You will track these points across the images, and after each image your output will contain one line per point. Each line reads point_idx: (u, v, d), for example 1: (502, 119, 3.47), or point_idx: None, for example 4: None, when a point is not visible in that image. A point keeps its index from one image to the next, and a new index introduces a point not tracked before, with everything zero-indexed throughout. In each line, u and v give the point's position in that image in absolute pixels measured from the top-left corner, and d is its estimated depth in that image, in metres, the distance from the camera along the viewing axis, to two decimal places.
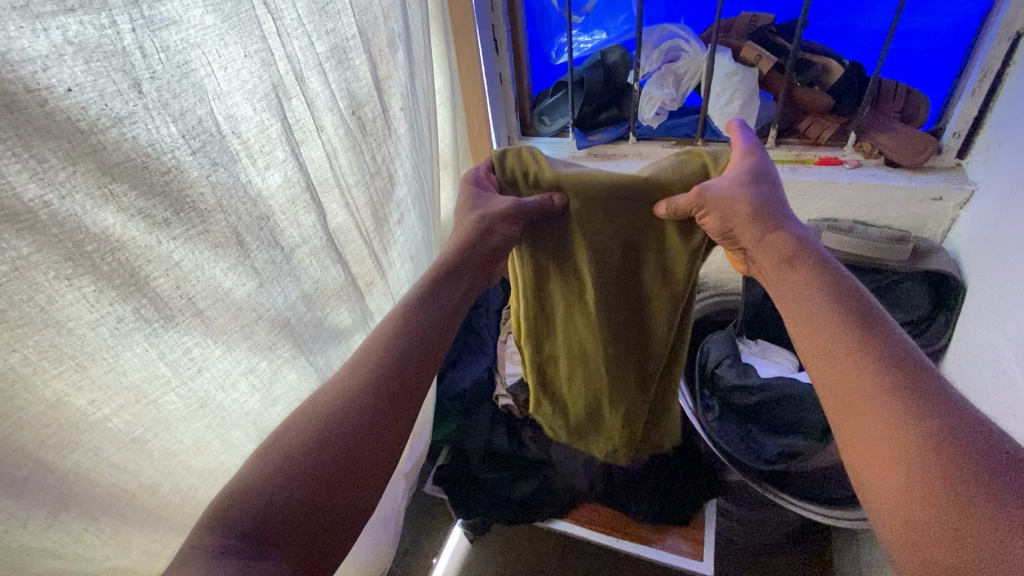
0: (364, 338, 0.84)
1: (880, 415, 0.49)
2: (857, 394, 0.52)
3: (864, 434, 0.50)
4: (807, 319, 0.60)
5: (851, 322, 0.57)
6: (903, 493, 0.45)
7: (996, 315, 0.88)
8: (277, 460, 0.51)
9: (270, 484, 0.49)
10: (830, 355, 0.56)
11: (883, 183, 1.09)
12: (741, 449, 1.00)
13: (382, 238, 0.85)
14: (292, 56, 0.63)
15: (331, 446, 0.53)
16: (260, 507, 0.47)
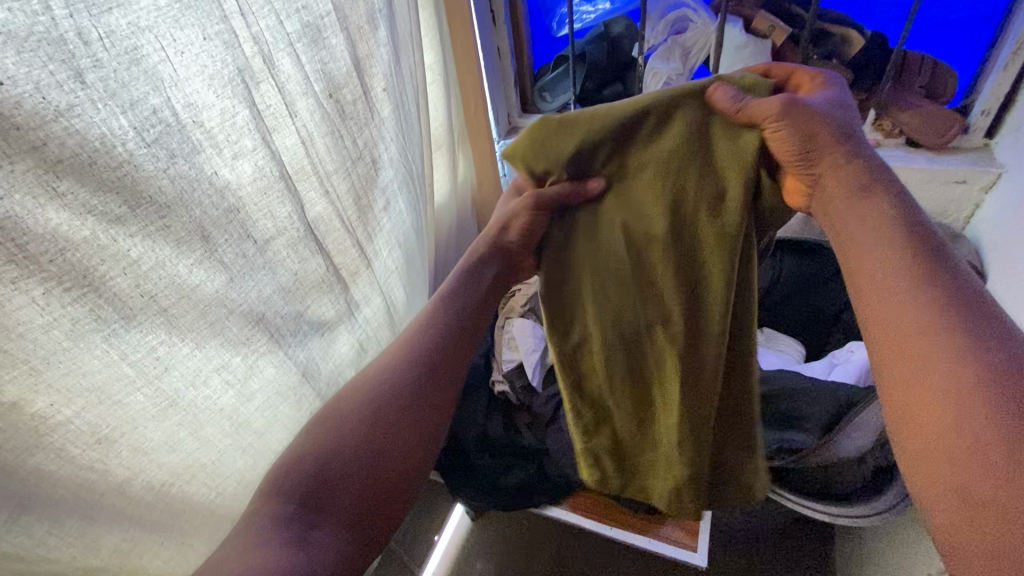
0: (349, 329, 0.83)
1: (943, 379, 0.46)
2: (926, 359, 0.48)
3: (913, 387, 0.48)
4: (872, 269, 0.56)
5: (924, 269, 0.53)
6: (942, 449, 0.45)
7: (1016, 309, 0.83)
8: (327, 433, 0.62)
9: (320, 452, 0.60)
10: (888, 293, 0.53)
11: (903, 165, 1.02)
12: None
13: (366, 226, 0.82)
14: (258, 36, 0.59)
15: (377, 411, 0.64)
16: (312, 472, 0.59)
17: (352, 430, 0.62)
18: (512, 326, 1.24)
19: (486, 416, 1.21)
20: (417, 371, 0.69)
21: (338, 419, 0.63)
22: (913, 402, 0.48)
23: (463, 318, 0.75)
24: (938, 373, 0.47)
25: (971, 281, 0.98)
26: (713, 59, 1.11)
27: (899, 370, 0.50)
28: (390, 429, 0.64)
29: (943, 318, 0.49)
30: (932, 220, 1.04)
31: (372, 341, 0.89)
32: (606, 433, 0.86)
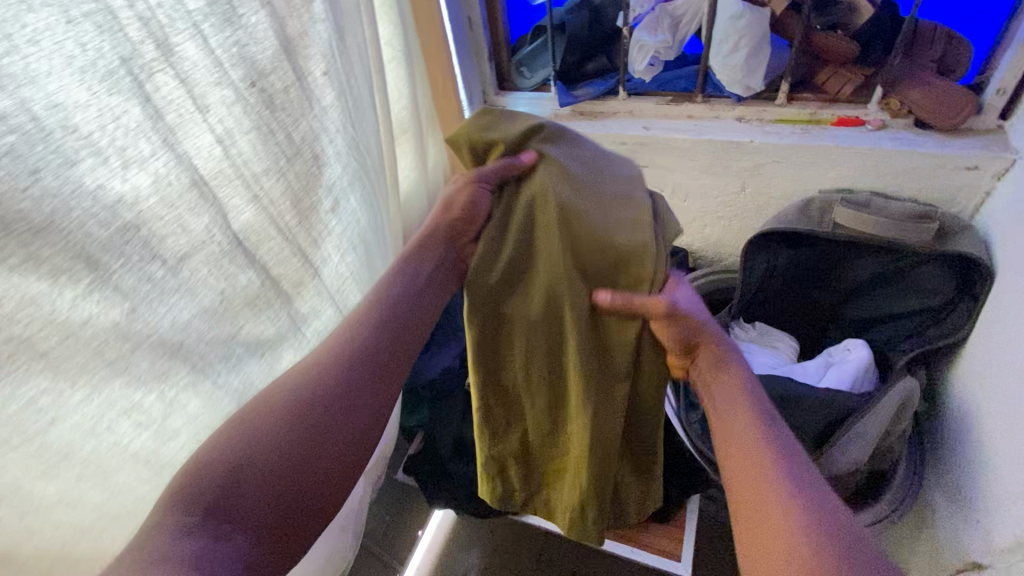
0: (295, 348, 0.75)
1: (790, 515, 0.51)
2: (744, 455, 0.59)
3: (739, 450, 0.60)
4: (736, 441, 0.61)
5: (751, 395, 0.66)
6: (748, 483, 0.57)
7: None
8: (245, 432, 0.54)
9: (242, 449, 0.52)
10: (725, 409, 0.66)
11: (911, 150, 0.92)
12: None
13: (309, 231, 0.73)
14: (147, 16, 0.49)
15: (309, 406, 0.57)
16: (231, 468, 0.51)
17: (278, 425, 0.55)
18: None
19: (461, 420, 1.14)
20: (362, 363, 0.62)
21: (264, 416, 0.55)
22: (744, 491, 0.56)
23: (411, 310, 0.69)
24: (778, 500, 0.53)
25: (977, 278, 0.90)
26: (706, 30, 1.00)
27: (731, 471, 0.59)
28: (313, 426, 0.56)
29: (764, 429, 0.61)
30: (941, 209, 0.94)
31: None
32: (504, 448, 0.84)
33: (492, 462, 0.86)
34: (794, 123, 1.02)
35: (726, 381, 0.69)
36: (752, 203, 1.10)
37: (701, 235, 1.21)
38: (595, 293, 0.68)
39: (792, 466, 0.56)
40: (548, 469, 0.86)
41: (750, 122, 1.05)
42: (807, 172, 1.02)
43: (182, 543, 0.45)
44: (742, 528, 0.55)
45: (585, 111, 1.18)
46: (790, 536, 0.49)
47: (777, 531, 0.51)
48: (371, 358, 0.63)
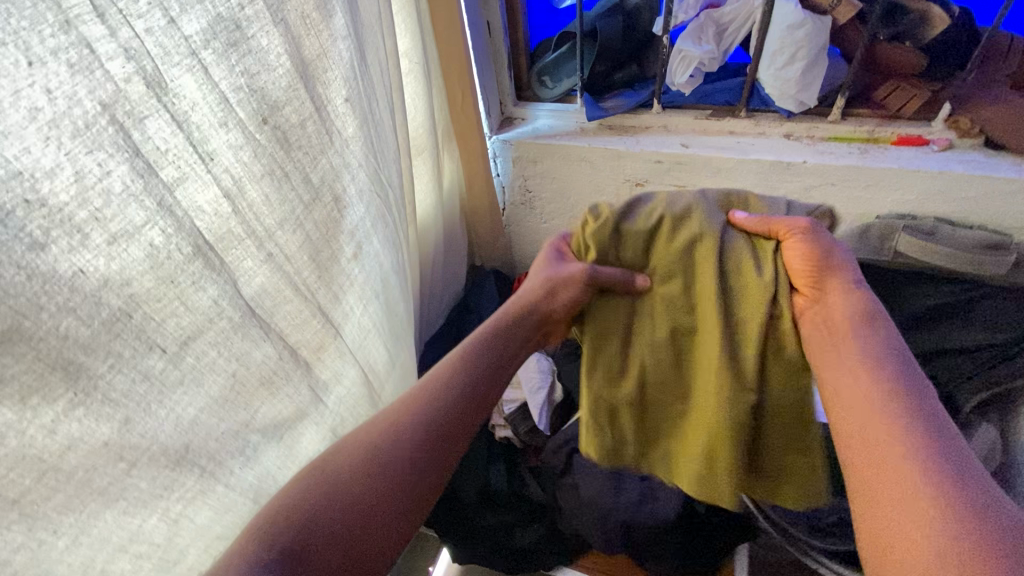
0: (314, 422, 0.64)
1: (911, 477, 0.41)
2: (860, 404, 0.49)
3: (866, 428, 0.47)
4: (865, 411, 0.48)
5: (892, 355, 0.52)
6: (881, 472, 0.44)
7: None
8: (335, 473, 0.50)
9: (323, 493, 0.48)
10: (850, 369, 0.52)
11: (983, 173, 0.84)
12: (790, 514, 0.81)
13: (330, 286, 0.62)
14: (134, 47, 0.37)
15: (400, 444, 0.53)
16: (313, 512, 0.46)
17: (367, 454, 0.51)
18: None
19: (485, 467, 1.04)
20: (455, 398, 0.58)
21: (353, 454, 0.51)
22: (859, 451, 0.47)
23: (506, 345, 0.65)
24: (899, 458, 0.43)
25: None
26: (756, 39, 0.90)
27: (844, 422, 0.49)
28: (392, 464, 0.51)
29: (892, 375, 0.50)
30: (1015, 236, 0.86)
31: (348, 422, 0.71)
32: (619, 388, 0.65)
33: (599, 409, 0.66)
34: (849, 141, 0.94)
35: (869, 329, 0.54)
36: None
37: None
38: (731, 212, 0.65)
39: (927, 420, 0.45)
40: (669, 421, 0.66)
41: (798, 140, 0.97)
42: (865, 195, 0.93)
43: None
44: (864, 509, 0.44)
45: (616, 126, 1.09)
46: (910, 503, 0.40)
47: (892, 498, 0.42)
48: (464, 398, 0.58)
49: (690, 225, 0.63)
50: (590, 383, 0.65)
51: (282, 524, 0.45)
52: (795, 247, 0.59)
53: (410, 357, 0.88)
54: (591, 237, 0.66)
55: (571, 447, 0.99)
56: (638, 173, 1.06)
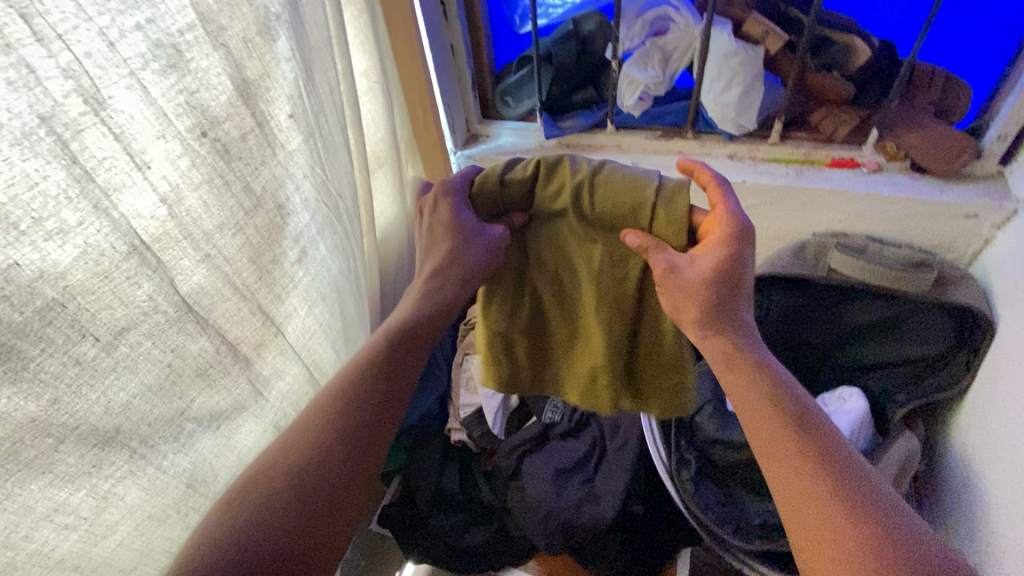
0: (252, 415, 0.68)
1: (859, 545, 0.48)
2: (783, 472, 0.55)
3: (792, 485, 0.54)
4: (786, 470, 0.55)
5: (781, 401, 0.59)
6: (817, 531, 0.51)
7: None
8: (253, 507, 0.51)
9: (250, 523, 0.50)
10: (762, 428, 0.58)
11: (909, 196, 0.89)
12: (721, 518, 0.85)
13: (270, 287, 0.67)
14: (74, 67, 0.43)
15: (326, 459, 0.55)
16: (236, 543, 0.49)
17: (295, 473, 0.54)
18: (471, 363, 1.08)
19: (439, 468, 1.08)
20: (376, 401, 0.60)
21: (269, 482, 0.53)
22: (805, 523, 0.52)
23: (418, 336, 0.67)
24: (837, 523, 0.50)
25: (976, 331, 0.87)
26: (697, 66, 0.96)
27: (776, 480, 0.56)
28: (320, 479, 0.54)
29: (794, 424, 0.58)
30: (938, 256, 0.91)
31: (291, 418, 0.75)
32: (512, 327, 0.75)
33: (495, 341, 0.76)
34: (788, 163, 0.99)
35: (753, 382, 0.61)
36: None
37: None
38: (626, 232, 0.64)
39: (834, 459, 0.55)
40: (560, 347, 0.78)
41: (741, 160, 1.01)
42: (802, 214, 0.98)
43: None
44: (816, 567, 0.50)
45: (572, 144, 1.13)
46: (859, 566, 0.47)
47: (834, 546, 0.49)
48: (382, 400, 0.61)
49: (561, 175, 0.67)
50: (488, 315, 0.75)
51: (198, 554, 0.48)
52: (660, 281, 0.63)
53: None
54: (479, 200, 0.70)
55: (520, 449, 1.02)
56: None
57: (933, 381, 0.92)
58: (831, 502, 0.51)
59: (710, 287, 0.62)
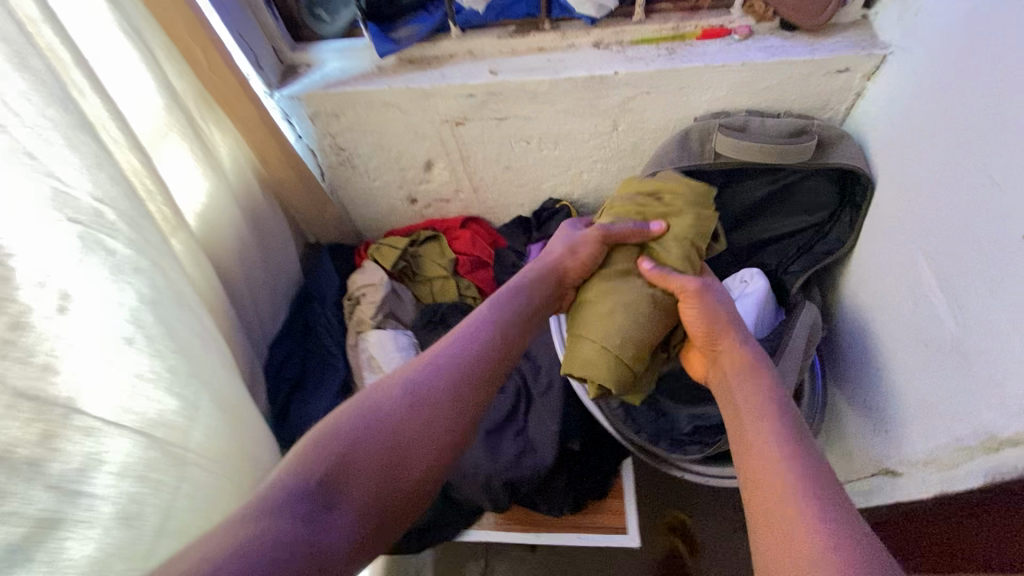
0: (74, 523, 0.52)
1: (807, 514, 0.47)
2: (751, 449, 0.58)
3: (756, 465, 0.55)
4: (754, 439, 0.58)
5: (763, 397, 0.63)
6: (772, 506, 0.50)
7: (976, 173, 0.62)
8: (371, 407, 0.55)
9: (358, 425, 0.53)
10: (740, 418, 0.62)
11: (783, 58, 0.81)
12: (652, 433, 0.83)
13: (28, 360, 0.48)
14: None
15: (444, 387, 0.59)
16: (349, 441, 0.52)
17: (410, 393, 0.58)
18: (369, 342, 0.98)
19: None
20: (492, 350, 0.66)
21: (382, 396, 0.57)
22: (760, 491, 0.53)
23: (524, 328, 0.72)
24: (792, 492, 0.50)
25: (858, 191, 0.87)
26: None
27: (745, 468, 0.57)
28: (420, 405, 0.57)
29: (775, 409, 0.61)
30: (817, 119, 0.85)
31: (144, 496, 0.59)
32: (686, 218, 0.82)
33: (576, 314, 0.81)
34: (658, 42, 0.86)
35: (745, 390, 0.66)
36: (626, 142, 0.97)
37: (579, 182, 1.08)
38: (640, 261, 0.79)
39: (796, 451, 0.54)
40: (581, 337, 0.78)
41: (609, 49, 0.88)
42: (680, 99, 0.88)
43: (296, 483, 0.47)
44: (761, 543, 0.49)
45: (415, 60, 0.94)
46: (800, 538, 0.46)
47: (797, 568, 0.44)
48: (497, 351, 0.66)
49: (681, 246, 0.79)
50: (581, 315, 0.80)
51: (329, 437, 0.51)
52: (693, 303, 0.76)
53: (227, 382, 0.76)
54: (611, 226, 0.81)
55: None
56: (453, 111, 0.94)
57: (822, 246, 0.93)
58: (790, 486, 0.51)
59: (736, 357, 0.71)
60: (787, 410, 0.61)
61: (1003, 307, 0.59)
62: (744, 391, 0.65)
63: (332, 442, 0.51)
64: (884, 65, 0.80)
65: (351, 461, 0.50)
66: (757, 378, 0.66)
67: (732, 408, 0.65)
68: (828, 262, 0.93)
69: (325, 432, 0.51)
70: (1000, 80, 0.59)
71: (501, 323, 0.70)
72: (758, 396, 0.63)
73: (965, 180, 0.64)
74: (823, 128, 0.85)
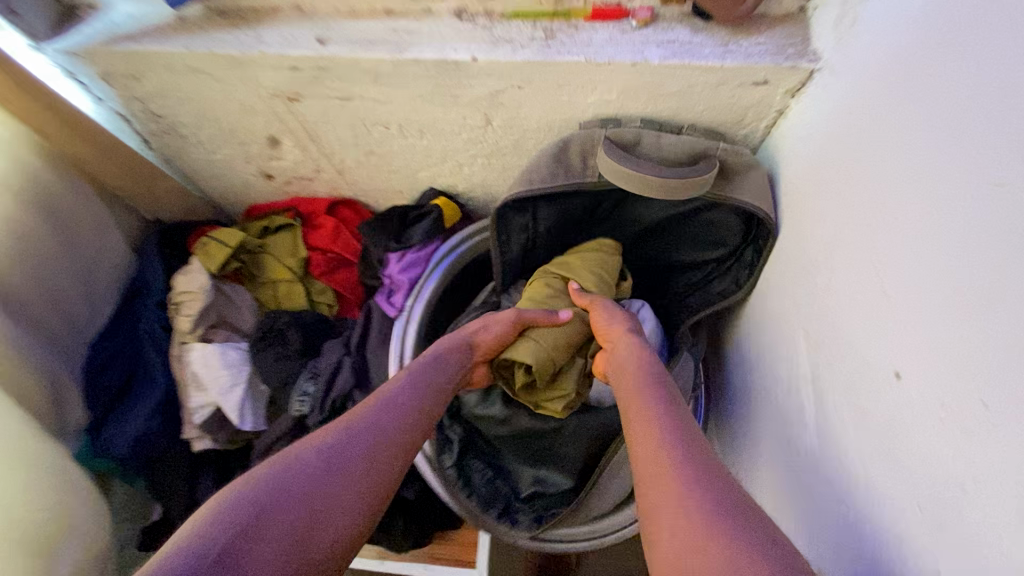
0: None
1: (694, 507, 0.43)
2: (642, 440, 0.52)
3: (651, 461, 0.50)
4: (647, 429, 0.53)
5: (659, 390, 0.59)
6: (665, 498, 0.45)
7: (867, 270, 0.50)
8: (282, 464, 0.47)
9: (261, 489, 0.44)
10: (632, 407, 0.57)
11: (683, 63, 0.61)
12: (488, 496, 0.74)
13: None
14: None
15: (366, 437, 0.52)
16: (249, 509, 0.42)
17: (325, 443, 0.50)
18: (193, 358, 0.83)
19: (190, 479, 0.87)
20: (417, 398, 0.59)
21: (293, 453, 0.49)
22: (651, 482, 0.47)
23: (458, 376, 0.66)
24: (685, 485, 0.45)
25: (760, 237, 0.74)
26: None
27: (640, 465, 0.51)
28: (337, 458, 0.49)
29: (667, 404, 0.56)
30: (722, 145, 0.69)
31: None
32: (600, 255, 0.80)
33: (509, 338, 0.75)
34: (534, 21, 0.66)
35: (637, 379, 0.61)
36: (505, 138, 0.79)
37: (461, 176, 0.90)
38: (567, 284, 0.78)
39: (687, 445, 0.50)
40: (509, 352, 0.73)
41: (473, 22, 0.67)
42: (560, 98, 0.69)
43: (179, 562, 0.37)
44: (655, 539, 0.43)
45: (228, 11, 0.71)
46: (693, 533, 0.41)
47: (672, 537, 0.42)
48: (424, 402, 0.60)
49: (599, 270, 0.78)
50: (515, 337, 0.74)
51: (224, 508, 0.42)
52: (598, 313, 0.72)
53: None
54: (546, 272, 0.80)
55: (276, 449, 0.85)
56: (281, 84, 0.73)
57: (720, 285, 0.81)
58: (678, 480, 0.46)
59: (639, 352, 0.65)
60: (671, 404, 0.56)
61: (855, 418, 0.50)
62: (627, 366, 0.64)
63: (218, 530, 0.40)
64: (816, 88, 0.61)
65: (250, 531, 0.41)
66: (652, 372, 0.62)
67: (625, 401, 0.60)
68: (720, 304, 0.81)
69: (222, 503, 0.42)
70: (907, 159, 0.44)
71: (432, 373, 0.63)
72: (648, 386, 0.59)
73: (856, 274, 0.51)
74: (726, 155, 0.69)
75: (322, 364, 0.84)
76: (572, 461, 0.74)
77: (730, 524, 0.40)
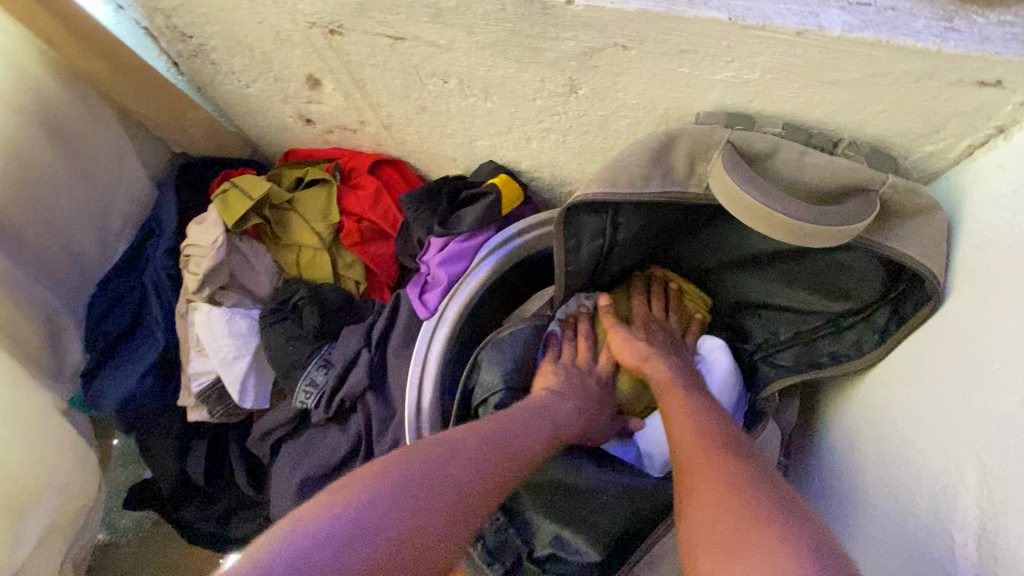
0: None
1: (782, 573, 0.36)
2: (706, 482, 0.46)
3: (717, 510, 0.43)
4: (718, 469, 0.46)
5: (732, 435, 0.52)
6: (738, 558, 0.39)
7: None
8: (385, 473, 0.44)
9: (362, 508, 0.42)
10: (694, 443, 0.51)
11: (866, 41, 0.42)
12: (498, 547, 0.61)
13: None
14: None
15: (469, 471, 0.47)
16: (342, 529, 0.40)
17: (422, 461, 0.46)
18: (196, 321, 0.75)
19: (182, 448, 0.80)
20: (522, 438, 0.53)
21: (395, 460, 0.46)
22: (726, 535, 0.41)
23: (571, 414, 0.60)
24: (772, 543, 0.38)
25: (913, 300, 0.54)
26: None
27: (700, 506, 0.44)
28: (436, 484, 0.45)
29: (746, 453, 0.49)
30: (885, 180, 0.48)
31: None
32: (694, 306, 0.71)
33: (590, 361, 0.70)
34: None
35: (706, 417, 0.54)
36: (590, 113, 0.61)
37: (527, 152, 0.73)
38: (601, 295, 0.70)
39: (781, 499, 0.42)
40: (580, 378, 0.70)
41: None
42: (676, 67, 0.50)
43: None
44: None
45: None
46: None
47: None
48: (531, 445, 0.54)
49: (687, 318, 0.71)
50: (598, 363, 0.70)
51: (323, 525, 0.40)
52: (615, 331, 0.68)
53: None
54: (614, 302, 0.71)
55: (274, 438, 0.75)
56: (319, 12, 0.58)
57: (829, 342, 0.62)
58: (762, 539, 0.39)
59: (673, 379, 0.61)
60: (753, 454, 0.49)
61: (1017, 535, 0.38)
62: (660, 368, 0.63)
63: (304, 535, 0.39)
64: None
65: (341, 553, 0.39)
66: (717, 415, 0.55)
67: (684, 430, 0.53)
68: (825, 368, 0.62)
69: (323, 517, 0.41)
70: None
71: (540, 411, 0.58)
72: (718, 430, 0.52)
73: None
74: (890, 191, 0.48)
75: (336, 354, 0.73)
76: (604, 532, 0.59)
77: (782, 525, 0.39)
